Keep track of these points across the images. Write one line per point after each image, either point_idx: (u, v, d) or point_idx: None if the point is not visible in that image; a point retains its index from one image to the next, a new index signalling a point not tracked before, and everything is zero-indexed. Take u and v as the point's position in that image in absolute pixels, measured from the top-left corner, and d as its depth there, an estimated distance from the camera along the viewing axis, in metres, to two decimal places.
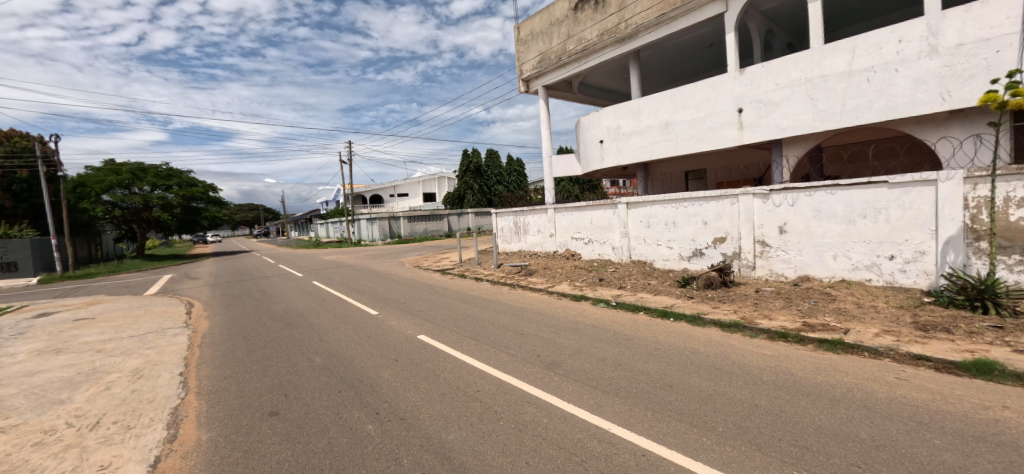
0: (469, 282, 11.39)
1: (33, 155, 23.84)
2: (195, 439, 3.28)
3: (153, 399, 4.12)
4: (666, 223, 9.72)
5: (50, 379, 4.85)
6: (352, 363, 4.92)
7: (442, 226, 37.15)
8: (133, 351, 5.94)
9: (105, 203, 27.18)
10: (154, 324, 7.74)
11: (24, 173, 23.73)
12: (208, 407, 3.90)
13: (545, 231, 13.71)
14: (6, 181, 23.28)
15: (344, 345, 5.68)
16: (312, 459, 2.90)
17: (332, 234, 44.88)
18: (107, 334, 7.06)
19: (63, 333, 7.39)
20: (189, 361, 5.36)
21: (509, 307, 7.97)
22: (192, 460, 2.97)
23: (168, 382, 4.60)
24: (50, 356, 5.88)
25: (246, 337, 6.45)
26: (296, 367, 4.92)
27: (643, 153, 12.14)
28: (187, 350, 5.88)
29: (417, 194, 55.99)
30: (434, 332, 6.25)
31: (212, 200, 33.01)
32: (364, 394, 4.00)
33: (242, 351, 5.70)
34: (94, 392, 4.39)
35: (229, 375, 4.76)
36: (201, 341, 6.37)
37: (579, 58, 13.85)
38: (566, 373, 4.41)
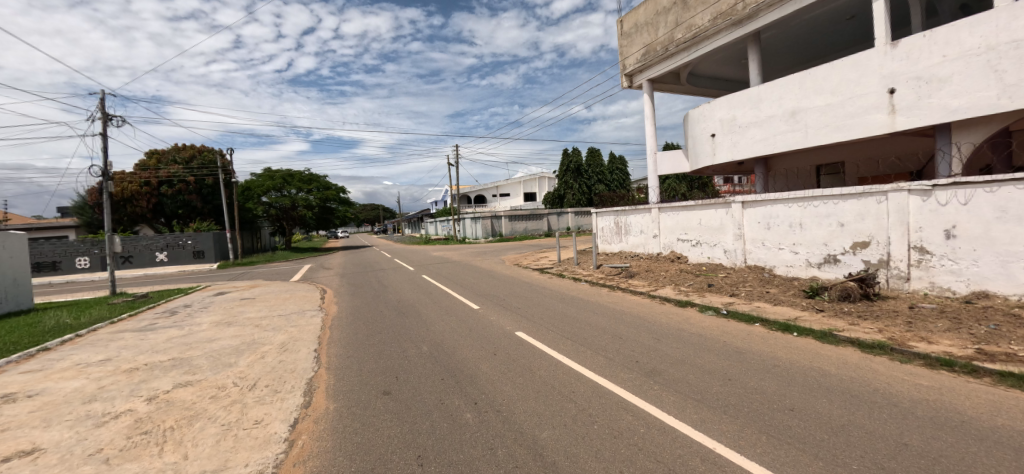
0: (567, 282, 11.39)
1: (215, 166, 29.74)
2: (324, 407, 3.79)
3: (294, 370, 4.85)
4: (790, 225, 8.64)
5: (223, 346, 6.00)
6: (455, 353, 5.26)
7: (542, 225, 37.61)
8: (281, 328, 7.04)
9: (263, 204, 32.62)
10: (297, 306, 9.09)
11: (210, 180, 29.64)
12: (334, 381, 4.47)
13: (649, 232, 13.09)
14: (198, 186, 29.38)
15: (447, 336, 6.06)
16: (417, 438, 3.15)
17: (441, 232, 48.16)
18: (263, 312, 8.48)
19: (233, 308, 9.12)
20: (321, 340, 6.20)
21: (607, 310, 7.76)
22: (321, 425, 3.43)
23: (305, 356, 5.38)
24: (224, 327, 7.26)
25: (367, 322, 7.26)
26: (406, 352, 5.40)
27: (764, 146, 10.94)
28: (321, 330, 6.80)
29: (518, 195, 57.59)
30: (532, 329, 6.36)
31: (344, 200, 37.63)
32: (464, 384, 4.23)
33: (363, 334, 6.44)
34: (253, 359, 5.32)
35: (352, 354, 5.41)
36: (331, 323, 7.32)
37: (688, 47, 12.94)
38: (667, 383, 4.16)
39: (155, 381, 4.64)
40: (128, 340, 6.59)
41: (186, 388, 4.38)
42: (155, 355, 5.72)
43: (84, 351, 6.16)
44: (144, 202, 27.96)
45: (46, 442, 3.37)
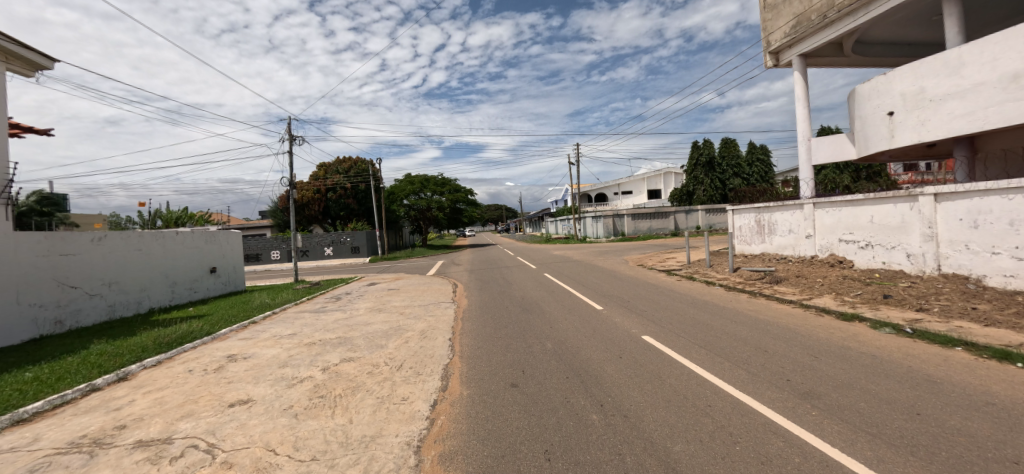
0: (698, 286, 10.52)
1: (366, 174, 34.52)
2: (459, 392, 4.09)
3: (433, 355, 5.35)
4: (1011, 222, 6.66)
5: (376, 329, 6.92)
6: (579, 353, 5.24)
7: (667, 224, 35.35)
8: (421, 316, 7.86)
9: (405, 206, 36.82)
10: (434, 297, 10.04)
11: (363, 186, 34.63)
12: (467, 369, 4.80)
13: (801, 231, 11.36)
14: (354, 191, 34.53)
15: (570, 335, 6.07)
16: (544, 433, 3.20)
17: (561, 231, 48.55)
18: (406, 302, 9.55)
19: (383, 297, 10.46)
20: (454, 330, 6.73)
21: (748, 318, 6.94)
22: (456, 408, 3.71)
23: (441, 344, 5.90)
24: (376, 313, 8.38)
25: (495, 316, 7.65)
26: (531, 348, 5.55)
27: (968, 122, 8.63)
28: (454, 321, 7.39)
29: (641, 192, 55.10)
30: (660, 335, 5.99)
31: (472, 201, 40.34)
32: (589, 384, 4.18)
33: (491, 327, 6.80)
34: (399, 342, 6.02)
35: (481, 346, 5.76)
36: (463, 315, 7.90)
37: (855, 10, 10.85)
38: (829, 409, 3.54)
39: (327, 355, 5.54)
40: (307, 319, 8.03)
41: (349, 362, 5.15)
42: (326, 333, 6.85)
43: (278, 325, 7.67)
44: (316, 206, 34.01)
45: (256, 395, 4.27)
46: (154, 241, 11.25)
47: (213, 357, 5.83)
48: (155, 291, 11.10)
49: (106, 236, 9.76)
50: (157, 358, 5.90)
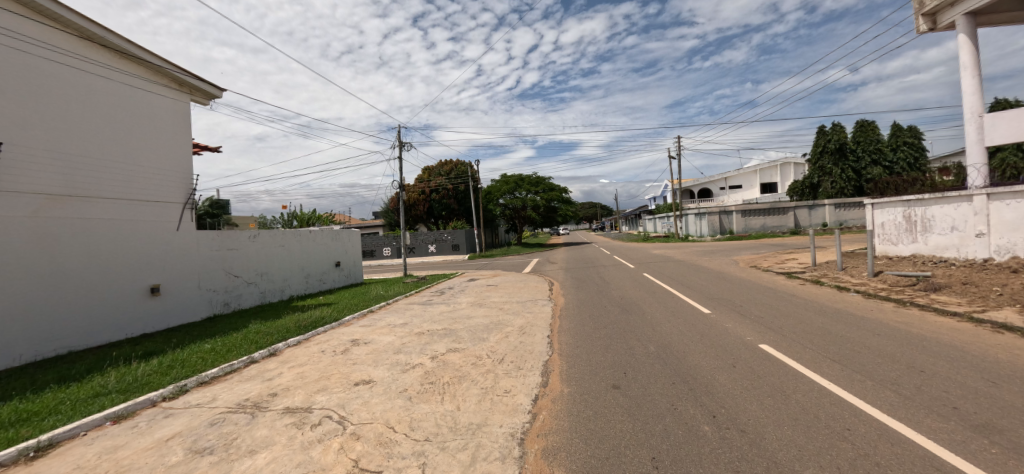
0: (826, 291, 9.26)
1: (465, 175, 36.26)
2: (560, 390, 4.10)
3: (532, 351, 5.44)
4: None
5: (478, 323, 7.25)
6: (686, 358, 4.91)
7: (786, 221, 31.60)
8: (519, 313, 8.05)
9: (501, 205, 38.01)
10: (531, 295, 10.22)
11: (462, 187, 36.44)
12: (567, 367, 4.79)
13: (968, 229, 9.35)
14: (454, 192, 36.49)
15: (675, 339, 5.73)
16: (651, 439, 3.06)
17: (660, 230, 46.12)
18: (505, 298, 9.87)
19: (483, 293, 10.93)
20: (552, 327, 6.76)
21: (895, 331, 5.90)
22: (557, 405, 3.72)
23: (540, 340, 5.97)
24: (478, 307, 8.78)
25: (593, 315, 7.53)
26: (632, 350, 5.35)
27: None
28: (552, 318, 7.44)
29: (752, 186, 50.00)
30: (780, 344, 5.37)
31: (566, 200, 40.17)
32: (699, 393, 3.90)
33: (589, 326, 6.71)
34: (500, 337, 6.23)
35: (580, 344, 5.71)
36: (560, 313, 7.92)
37: None
38: (1017, 447, 2.85)
39: (435, 344, 5.95)
40: (416, 311, 8.70)
41: (455, 353, 5.46)
42: (433, 324, 7.36)
43: (392, 315, 8.43)
44: (421, 207, 36.87)
45: (376, 376, 4.75)
46: (294, 238, 13.10)
47: (340, 340, 6.62)
48: (294, 281, 12.93)
49: (259, 234, 11.63)
50: (298, 338, 6.88)
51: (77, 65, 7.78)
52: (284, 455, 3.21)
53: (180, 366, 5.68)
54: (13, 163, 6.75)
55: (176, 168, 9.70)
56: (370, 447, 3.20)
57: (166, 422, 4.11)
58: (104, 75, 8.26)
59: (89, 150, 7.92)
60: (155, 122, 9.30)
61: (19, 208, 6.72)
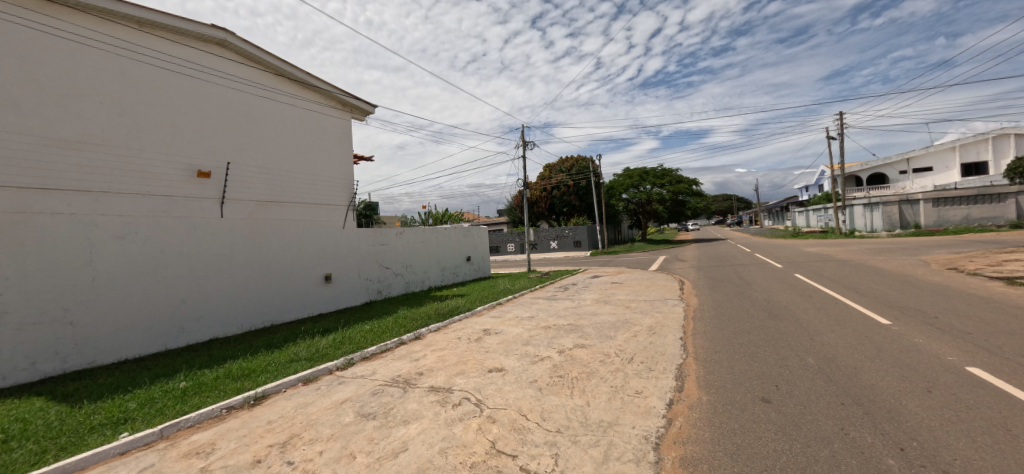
0: None
1: (586, 171, 35.90)
2: (698, 396, 3.82)
3: (664, 353, 5.15)
4: None
5: (604, 320, 7.15)
6: (858, 376, 4.14)
7: (1002, 211, 24.54)
8: (648, 312, 7.70)
9: (623, 201, 36.71)
10: (659, 294, 9.71)
11: (583, 183, 36.19)
12: (705, 373, 4.43)
13: None
14: (576, 188, 36.41)
15: (843, 352, 4.88)
16: (814, 465, 2.66)
17: (814, 224, 39.69)
18: (631, 296, 9.56)
19: (608, 290, 10.73)
20: (685, 329, 6.32)
21: None
22: (696, 413, 3.47)
23: (672, 342, 5.62)
24: (603, 304, 8.66)
25: (733, 319, 6.84)
26: (785, 360, 4.71)
27: None
28: (684, 320, 6.95)
29: (949, 168, 39.87)
30: (1002, 369, 4.18)
31: (697, 192, 37.03)
32: (878, 419, 3.26)
33: (729, 331, 6.10)
34: (628, 336, 6.04)
35: (720, 350, 5.23)
36: (694, 314, 7.36)
37: None
38: None
39: (562, 339, 6.04)
40: (542, 305, 8.94)
41: (582, 349, 5.47)
42: (559, 319, 7.47)
43: (519, 308, 8.80)
44: (543, 204, 37.63)
45: (508, 365, 5.01)
46: (432, 235, 14.49)
47: (474, 329, 7.15)
48: (432, 273, 14.33)
49: (404, 231, 13.14)
50: (438, 324, 7.62)
51: (273, 97, 9.69)
52: (432, 428, 3.59)
53: (348, 342, 6.74)
54: (234, 178, 8.76)
55: (342, 176, 11.38)
56: (505, 431, 3.39)
57: (340, 388, 4.92)
58: (291, 104, 10.12)
59: (282, 164, 9.80)
60: (328, 138, 11.06)
61: (239, 212, 8.74)
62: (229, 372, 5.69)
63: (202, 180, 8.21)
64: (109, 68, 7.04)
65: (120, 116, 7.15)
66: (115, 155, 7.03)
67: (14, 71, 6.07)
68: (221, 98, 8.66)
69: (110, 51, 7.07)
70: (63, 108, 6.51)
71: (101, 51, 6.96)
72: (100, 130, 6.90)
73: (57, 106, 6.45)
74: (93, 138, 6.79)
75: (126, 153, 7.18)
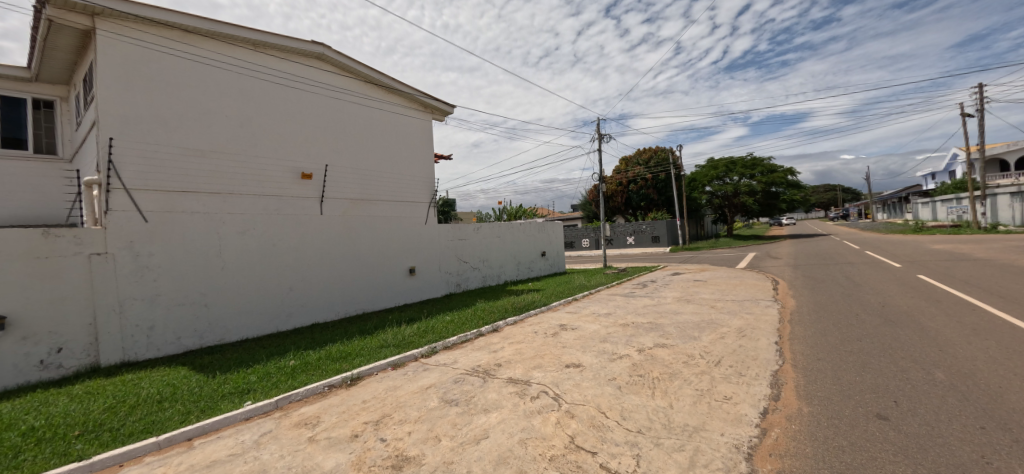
0: None
1: (666, 163, 34.14)
2: (797, 407, 3.50)
3: (756, 358, 4.78)
4: None
5: (687, 319, 6.80)
6: (1004, 396, 3.51)
7: None
8: (736, 313, 7.18)
9: (707, 193, 34.40)
10: (749, 294, 9.01)
11: (662, 176, 34.50)
12: (805, 382, 4.04)
13: None
14: (654, 182, 34.83)
15: (983, 367, 4.16)
16: None
17: (943, 217, 34.11)
18: (716, 295, 8.98)
19: (690, 288, 10.17)
20: (781, 333, 5.81)
21: None
22: (795, 425, 3.19)
23: (766, 346, 5.19)
24: (685, 303, 8.24)
25: (839, 323, 6.13)
26: (906, 373, 4.14)
27: None
28: (779, 322, 6.38)
29: None
30: None
31: (793, 183, 33.57)
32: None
33: (834, 337, 5.49)
34: (714, 337, 5.69)
35: (823, 357, 4.73)
36: (790, 317, 6.72)
37: None
38: None
39: (641, 337, 5.87)
40: (619, 302, 8.74)
41: (663, 348, 5.27)
42: (637, 316, 7.26)
43: (595, 304, 8.70)
44: (619, 198, 36.56)
45: (585, 361, 4.98)
46: (508, 230, 14.76)
47: (550, 324, 7.19)
48: (508, 268, 14.63)
49: (481, 226, 13.55)
50: (515, 318, 7.78)
51: (364, 103, 10.44)
52: (512, 418, 3.69)
53: (432, 331, 7.14)
54: (332, 179, 9.63)
55: (425, 174, 11.97)
56: (584, 427, 3.39)
57: (425, 374, 5.24)
58: (379, 108, 10.84)
59: (372, 165, 10.56)
60: (412, 138, 11.70)
61: (335, 210, 9.60)
62: (330, 353, 6.32)
63: (305, 182, 9.15)
64: (231, 85, 8.08)
65: (240, 126, 8.19)
66: (237, 161, 8.08)
67: (162, 93, 7.22)
68: (320, 106, 9.53)
69: (231, 70, 8.10)
70: (197, 123, 7.62)
71: (224, 71, 8.00)
72: (225, 140, 7.96)
73: (193, 121, 7.57)
74: (220, 147, 7.87)
75: (246, 159, 8.22)
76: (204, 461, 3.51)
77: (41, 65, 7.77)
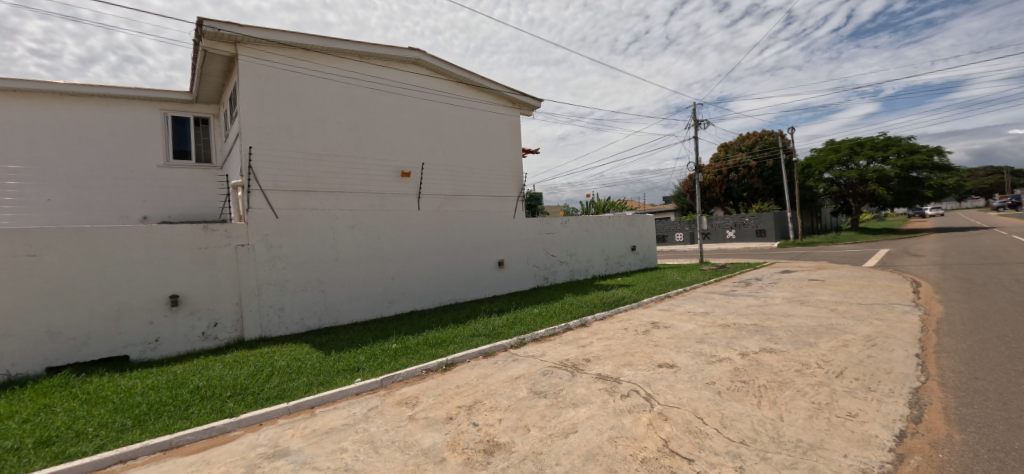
0: None
1: (775, 149, 30.39)
2: (945, 433, 2.96)
3: (890, 371, 4.13)
4: None
5: (800, 323, 6.10)
6: None
7: None
8: (863, 318, 6.26)
9: (825, 181, 30.37)
10: (880, 296, 7.80)
11: (769, 163, 31.00)
12: (957, 404, 3.40)
13: None
14: (759, 169, 31.52)
15: None
16: None
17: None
18: (837, 297, 7.92)
19: (804, 288, 9.10)
20: (923, 344, 4.94)
21: None
22: (942, 454, 2.71)
23: (902, 359, 4.46)
24: (798, 305, 7.40)
25: (1007, 336, 5.04)
26: None
27: None
28: (921, 332, 5.44)
29: None
30: None
31: (941, 165, 28.16)
32: None
33: (1000, 353, 4.53)
34: (834, 345, 5.03)
35: (983, 376, 3.93)
36: (937, 326, 5.68)
37: None
38: None
39: (744, 340, 5.40)
40: (718, 301, 8.12)
41: (771, 354, 4.79)
42: (740, 317, 6.68)
43: (691, 302, 8.19)
44: (718, 188, 33.86)
45: (680, 363, 4.71)
46: (596, 223, 14.49)
47: (641, 321, 6.93)
48: (595, 262, 14.38)
49: (569, 220, 13.47)
50: (603, 314, 7.63)
51: (455, 102, 10.92)
52: (601, 415, 3.64)
53: (520, 323, 7.30)
54: (427, 176, 10.26)
55: (512, 169, 12.19)
56: (678, 431, 3.23)
57: (514, 365, 5.38)
58: (469, 107, 11.25)
59: (463, 161, 11.02)
60: (500, 135, 11.97)
61: (430, 205, 10.22)
62: (427, 339, 6.78)
63: (404, 179, 9.86)
64: (341, 94, 8.97)
65: (350, 131, 9.07)
66: (347, 163, 8.98)
67: (288, 106, 8.26)
68: (416, 108, 10.17)
69: (342, 81, 8.99)
70: (315, 130, 8.60)
71: (336, 82, 8.91)
72: (337, 144, 8.89)
73: (312, 128, 8.55)
74: (333, 151, 8.80)
75: (354, 160, 9.10)
76: (324, 427, 4.00)
77: (200, 89, 9.34)
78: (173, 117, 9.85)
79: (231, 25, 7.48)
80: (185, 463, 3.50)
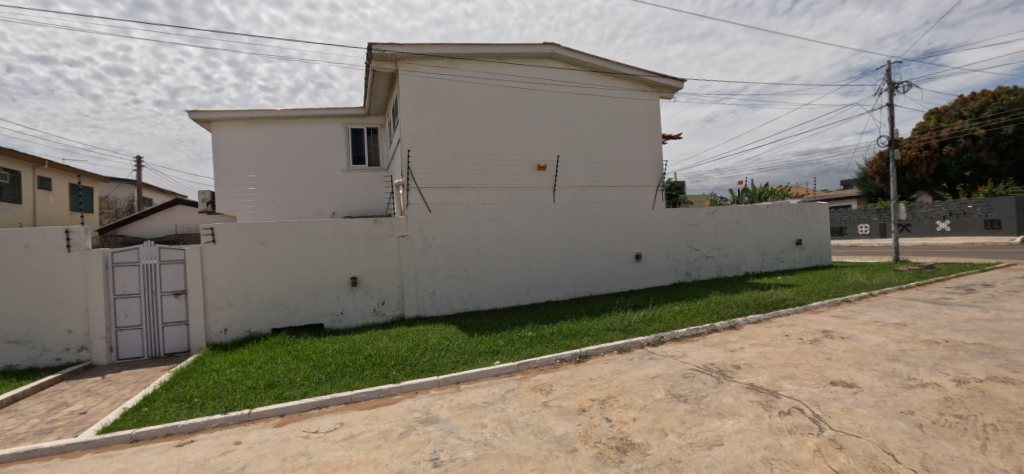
0: None
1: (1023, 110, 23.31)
2: None
3: None
4: None
5: None
6: None
7: None
8: None
9: None
10: None
11: (1010, 129, 23.72)
12: None
13: None
14: (992, 139, 24.22)
15: None
16: None
17: None
18: None
19: None
20: None
21: None
22: None
23: None
24: None
25: None
26: None
27: None
28: None
29: None
30: None
31: None
32: None
33: None
34: None
35: None
36: None
37: None
38: None
39: (962, 363, 4.20)
40: (921, 311, 6.47)
41: (1006, 385, 3.64)
42: (956, 334, 5.22)
43: (880, 310, 6.69)
44: (924, 167, 26.65)
45: (862, 382, 3.90)
46: (750, 214, 12.83)
47: (809, 328, 5.93)
48: (749, 258, 12.77)
49: (716, 211, 12.21)
50: (758, 316, 6.74)
51: (590, 92, 10.75)
52: (753, 431, 3.24)
53: (659, 321, 6.91)
54: (562, 168, 10.34)
55: (651, 157, 11.51)
56: (858, 465, 2.68)
57: (651, 363, 5.12)
58: (604, 95, 10.95)
59: (598, 152, 10.81)
60: (637, 121, 11.38)
61: (565, 197, 10.30)
62: (561, 330, 6.89)
63: (539, 173, 10.12)
64: (482, 96, 9.59)
65: (490, 129, 9.67)
66: (488, 159, 9.60)
67: (437, 111, 9.17)
68: (551, 102, 10.31)
69: (482, 83, 9.59)
70: (460, 131, 9.37)
71: (478, 85, 9.56)
72: (480, 143, 9.55)
73: (458, 130, 9.36)
74: (476, 149, 9.49)
75: (494, 157, 9.67)
76: (467, 402, 4.39)
77: (371, 104, 10.98)
78: (351, 129, 11.77)
79: (393, 46, 8.61)
80: (361, 416, 4.22)
